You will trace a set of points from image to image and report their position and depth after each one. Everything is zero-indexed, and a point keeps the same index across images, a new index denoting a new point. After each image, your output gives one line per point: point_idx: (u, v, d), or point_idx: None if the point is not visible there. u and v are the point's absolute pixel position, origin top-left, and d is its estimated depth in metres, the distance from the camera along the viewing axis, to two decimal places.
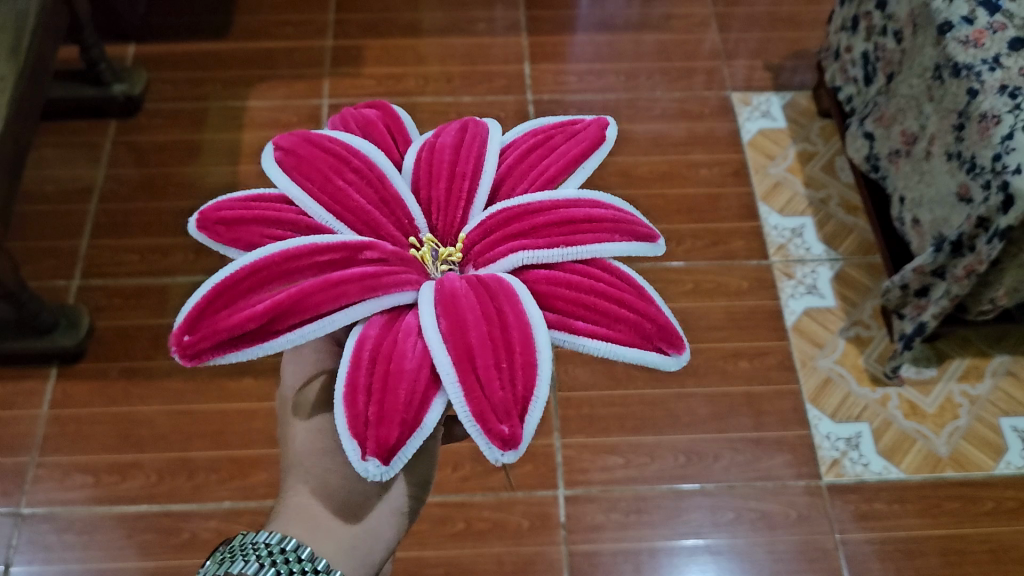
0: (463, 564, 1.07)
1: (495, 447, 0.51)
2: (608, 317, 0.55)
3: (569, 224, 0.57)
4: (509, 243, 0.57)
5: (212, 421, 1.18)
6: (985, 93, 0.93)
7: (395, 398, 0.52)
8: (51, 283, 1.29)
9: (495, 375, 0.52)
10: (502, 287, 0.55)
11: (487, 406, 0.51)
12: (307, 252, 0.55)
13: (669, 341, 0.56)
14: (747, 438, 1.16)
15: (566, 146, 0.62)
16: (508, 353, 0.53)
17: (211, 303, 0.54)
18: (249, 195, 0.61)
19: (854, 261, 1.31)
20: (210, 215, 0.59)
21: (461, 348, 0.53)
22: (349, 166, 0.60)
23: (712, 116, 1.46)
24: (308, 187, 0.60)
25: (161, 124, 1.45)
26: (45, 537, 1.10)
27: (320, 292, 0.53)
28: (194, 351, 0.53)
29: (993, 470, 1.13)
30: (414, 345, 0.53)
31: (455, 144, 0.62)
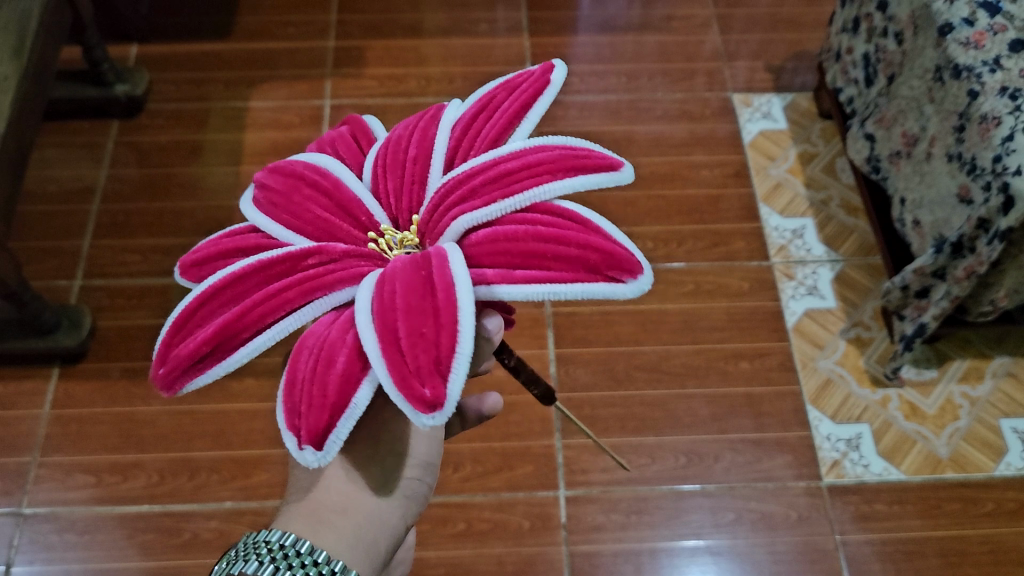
0: (464, 565, 1.07)
1: (416, 411, 0.49)
2: (551, 258, 0.53)
3: (505, 176, 0.56)
4: (448, 211, 0.56)
5: (213, 421, 1.18)
6: (986, 94, 0.93)
7: (324, 386, 0.52)
8: (53, 283, 1.29)
9: (415, 340, 0.51)
10: (433, 258, 0.53)
11: (406, 371, 0.50)
12: (253, 269, 0.55)
13: (621, 266, 0.53)
14: (747, 439, 1.16)
15: (507, 104, 0.62)
16: (431, 319, 0.51)
17: (175, 335, 0.55)
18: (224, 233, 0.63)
19: (854, 262, 1.31)
20: (186, 259, 0.61)
21: (383, 321, 0.51)
22: (305, 182, 0.61)
23: (712, 117, 1.47)
24: (270, 212, 0.61)
25: (163, 124, 1.45)
26: (47, 536, 1.10)
27: (262, 304, 0.54)
28: (169, 381, 0.54)
29: (993, 472, 1.13)
30: (347, 333, 0.53)
31: (408, 134, 0.62)
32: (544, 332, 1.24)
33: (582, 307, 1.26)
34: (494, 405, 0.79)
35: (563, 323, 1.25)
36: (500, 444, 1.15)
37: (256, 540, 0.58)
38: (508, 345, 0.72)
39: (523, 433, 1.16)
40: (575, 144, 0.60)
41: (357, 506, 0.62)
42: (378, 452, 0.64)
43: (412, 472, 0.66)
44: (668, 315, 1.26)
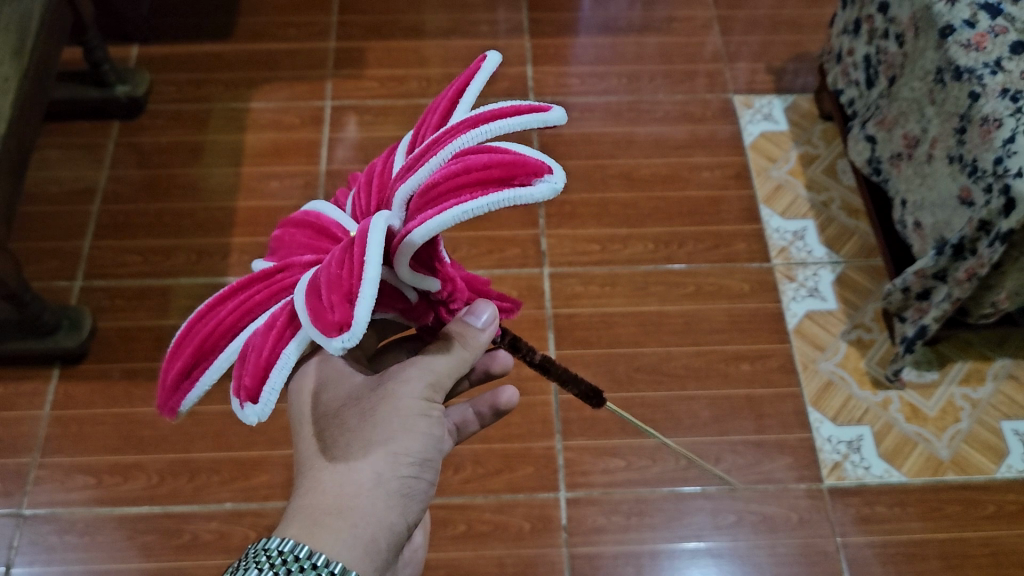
0: (464, 566, 1.07)
1: (329, 337, 0.51)
2: (463, 187, 0.54)
3: (432, 147, 0.58)
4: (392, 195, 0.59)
5: (214, 422, 1.18)
6: (986, 96, 0.93)
7: (258, 350, 0.55)
8: (54, 284, 1.29)
9: (330, 281, 0.53)
10: (361, 224, 0.57)
11: (318, 305, 0.52)
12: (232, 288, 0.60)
13: (529, 173, 0.54)
14: (748, 441, 1.16)
15: (439, 101, 0.64)
16: (347, 262, 0.54)
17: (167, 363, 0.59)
18: None
19: (855, 265, 1.31)
20: None
21: (311, 280, 0.55)
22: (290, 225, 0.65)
23: (713, 119, 1.47)
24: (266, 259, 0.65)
25: (164, 125, 1.45)
26: (47, 537, 1.10)
27: (234, 312, 0.58)
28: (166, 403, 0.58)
29: (993, 474, 1.13)
30: (288, 305, 0.57)
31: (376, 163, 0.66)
32: (545, 333, 1.24)
33: (583, 309, 1.26)
34: (509, 400, 0.84)
35: (563, 325, 1.24)
36: (500, 446, 1.15)
37: (256, 548, 0.58)
38: (525, 342, 0.72)
39: (523, 435, 1.15)
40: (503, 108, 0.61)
41: (354, 505, 0.62)
42: (376, 449, 0.64)
43: (411, 469, 0.65)
44: (668, 317, 1.26)
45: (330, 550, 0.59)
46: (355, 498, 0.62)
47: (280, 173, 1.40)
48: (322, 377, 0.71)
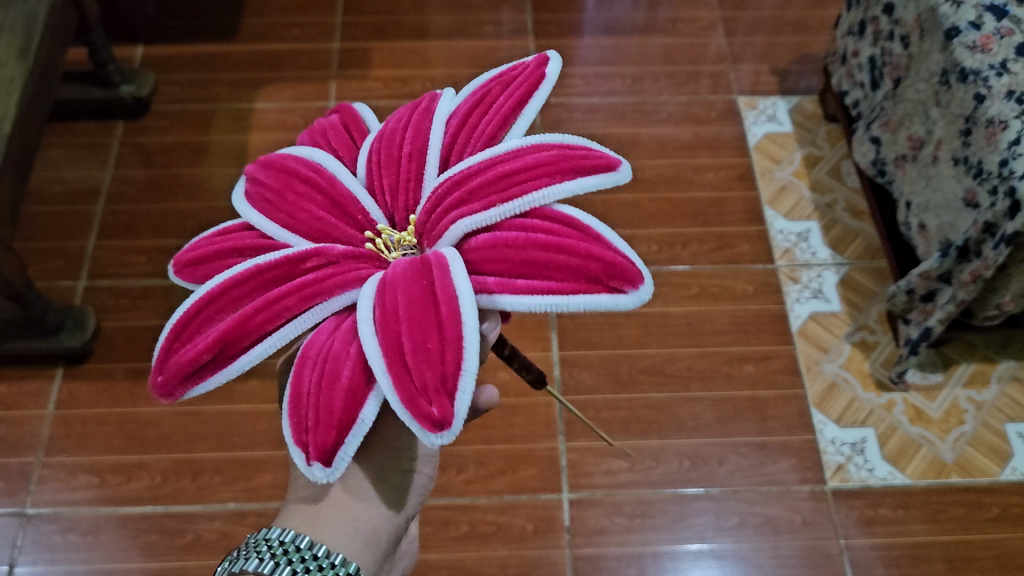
0: (468, 567, 1.07)
1: (426, 430, 0.50)
2: (556, 270, 0.53)
3: (508, 182, 0.56)
4: (450, 214, 0.56)
5: (217, 422, 1.18)
6: (992, 98, 0.92)
7: (329, 400, 0.53)
8: (58, 284, 1.30)
9: (423, 359, 0.51)
10: (433, 269, 0.54)
11: (414, 390, 0.51)
12: (249, 275, 0.56)
13: (624, 277, 0.53)
14: (752, 443, 1.16)
15: (503, 100, 0.62)
16: (435, 332, 0.52)
17: (173, 343, 0.56)
18: (220, 231, 0.63)
19: (859, 266, 1.31)
20: (182, 258, 0.61)
21: (388, 336, 0.52)
22: (300, 180, 0.62)
23: (717, 120, 1.46)
24: (266, 210, 0.61)
25: (168, 125, 1.46)
26: (51, 537, 1.10)
27: (262, 313, 0.54)
28: (168, 388, 0.55)
29: (998, 476, 1.13)
30: (351, 343, 0.54)
31: (400, 132, 0.63)
32: (547, 335, 1.24)
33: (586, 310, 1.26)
34: None
35: (566, 326, 1.24)
36: (503, 446, 1.15)
37: (255, 539, 0.58)
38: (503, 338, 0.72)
39: (526, 436, 1.15)
40: (573, 144, 0.59)
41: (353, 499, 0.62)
42: (378, 444, 0.64)
43: (411, 464, 0.65)
44: (672, 318, 1.25)
45: (330, 542, 0.59)
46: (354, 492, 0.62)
47: None
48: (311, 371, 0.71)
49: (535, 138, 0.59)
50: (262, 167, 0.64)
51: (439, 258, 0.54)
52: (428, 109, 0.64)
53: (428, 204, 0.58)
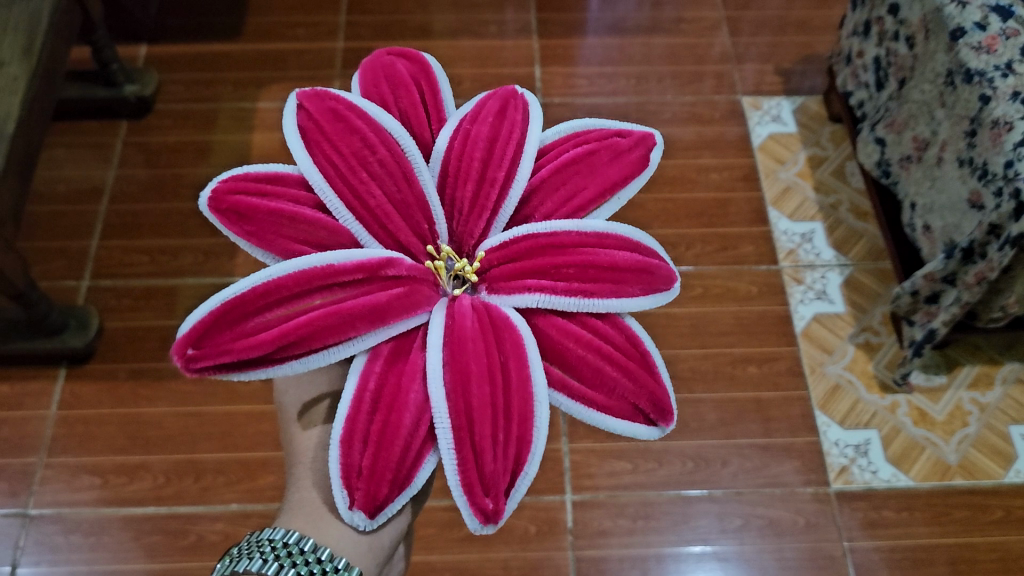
0: (470, 568, 1.07)
1: (477, 519, 0.55)
2: (613, 389, 0.59)
3: (591, 274, 0.60)
4: (530, 280, 0.59)
5: (220, 423, 1.18)
6: (998, 99, 0.92)
7: (389, 454, 0.55)
8: (61, 284, 1.30)
9: (489, 448, 0.55)
10: (510, 346, 0.57)
11: (476, 478, 0.55)
12: (320, 276, 0.56)
13: (664, 413, 0.60)
14: (755, 445, 1.15)
15: (606, 171, 0.65)
16: (502, 423, 0.56)
17: (218, 321, 0.55)
18: (269, 175, 0.63)
19: (864, 267, 1.30)
20: (226, 199, 0.61)
21: (458, 409, 0.55)
22: (373, 157, 0.62)
23: (722, 120, 1.46)
24: (330, 176, 0.61)
25: (171, 125, 1.46)
26: (53, 537, 1.10)
27: (334, 327, 0.55)
28: (198, 365, 0.54)
29: (1002, 479, 1.12)
30: (412, 392, 0.56)
31: (487, 144, 0.64)
32: None
33: None
34: None
35: None
36: None
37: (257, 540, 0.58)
38: None
39: None
40: (649, 245, 0.64)
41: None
42: None
43: None
44: (675, 319, 1.25)
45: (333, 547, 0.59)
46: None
47: None
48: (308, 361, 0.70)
49: (622, 230, 0.62)
50: (335, 120, 0.63)
51: (515, 329, 0.58)
52: (525, 134, 0.65)
53: (507, 251, 0.60)
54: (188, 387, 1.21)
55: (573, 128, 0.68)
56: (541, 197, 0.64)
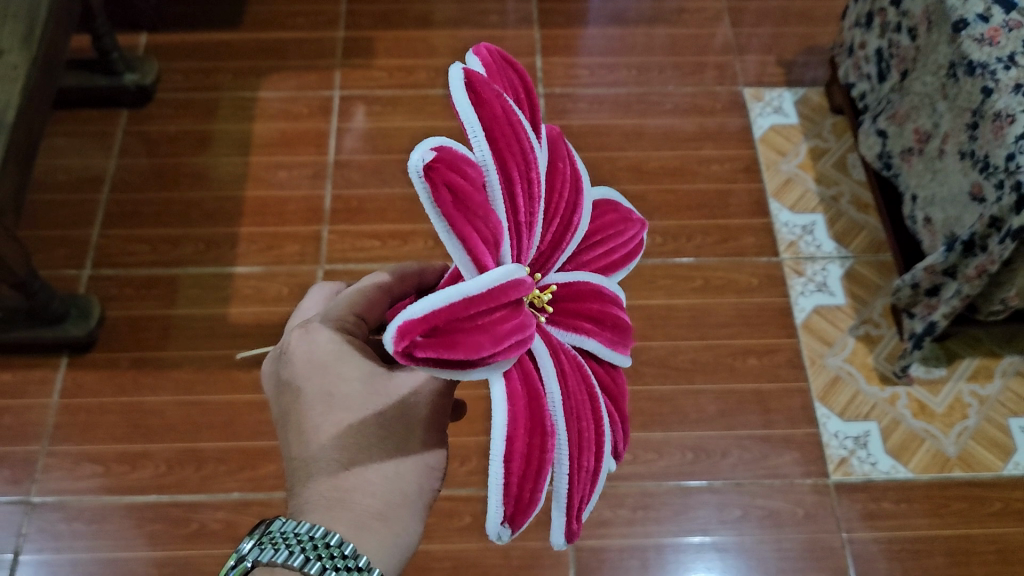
0: (471, 558, 1.08)
1: (563, 537, 0.52)
2: (618, 431, 0.56)
3: (623, 330, 0.55)
4: (583, 322, 0.52)
5: (221, 412, 1.19)
6: (1000, 91, 0.92)
7: (542, 480, 0.47)
8: (62, 273, 1.30)
9: (589, 471, 0.51)
10: (587, 374, 0.51)
11: (581, 502, 0.51)
12: (520, 283, 0.45)
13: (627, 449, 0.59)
14: (755, 435, 1.16)
15: (627, 245, 0.59)
16: (596, 445, 0.51)
17: (456, 309, 0.41)
18: (457, 147, 0.45)
19: (864, 259, 1.30)
20: (447, 172, 0.42)
21: (579, 435, 0.49)
22: (530, 174, 0.49)
23: (723, 111, 1.46)
24: (504, 180, 0.47)
25: (172, 114, 1.45)
26: (56, 525, 1.11)
27: (523, 338, 0.45)
28: (420, 356, 0.40)
29: (1001, 471, 1.13)
30: (551, 415, 0.47)
31: (565, 182, 0.54)
32: None
33: None
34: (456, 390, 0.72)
35: None
36: None
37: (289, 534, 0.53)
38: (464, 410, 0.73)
39: None
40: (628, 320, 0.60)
41: (397, 513, 0.59)
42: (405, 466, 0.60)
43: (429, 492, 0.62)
44: (675, 310, 1.25)
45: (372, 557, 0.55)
46: (397, 504, 0.59)
47: (289, 163, 1.41)
48: (338, 338, 0.64)
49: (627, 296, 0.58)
50: (507, 114, 0.48)
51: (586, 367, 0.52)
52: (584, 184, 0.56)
53: (572, 289, 0.52)
54: (190, 376, 1.21)
55: (602, 194, 0.61)
56: (585, 251, 0.55)
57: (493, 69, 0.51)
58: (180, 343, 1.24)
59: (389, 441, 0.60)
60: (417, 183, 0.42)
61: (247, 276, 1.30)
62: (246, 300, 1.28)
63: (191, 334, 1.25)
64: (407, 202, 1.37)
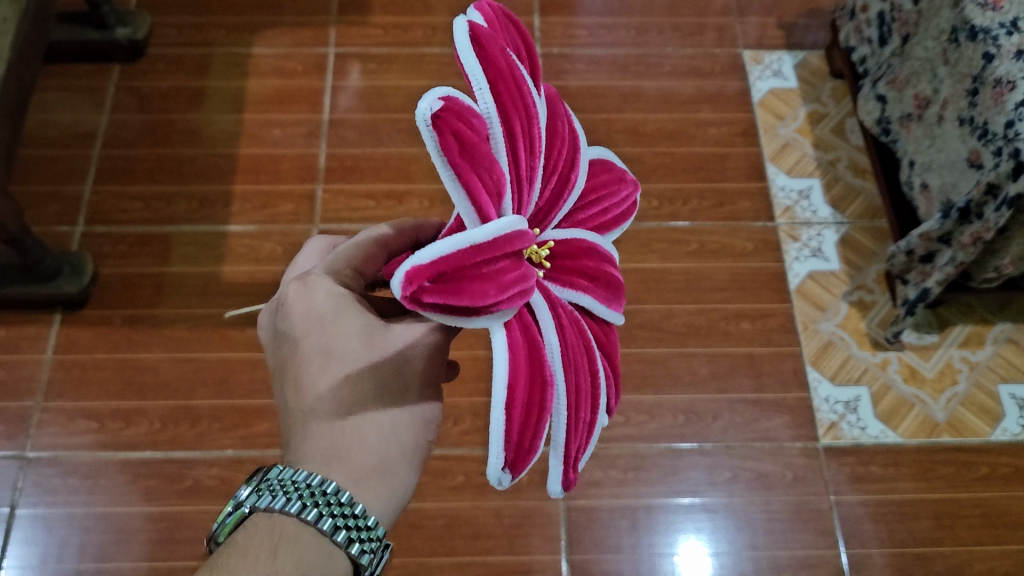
0: (463, 516, 1.09)
1: (561, 486, 0.53)
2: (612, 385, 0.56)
3: (617, 288, 0.55)
4: (580, 279, 0.52)
5: (215, 370, 1.19)
6: (1002, 57, 0.91)
7: (542, 425, 0.48)
8: (55, 229, 1.29)
9: (586, 421, 0.51)
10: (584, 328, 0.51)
11: (577, 451, 0.52)
12: (525, 233, 0.46)
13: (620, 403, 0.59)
14: (746, 399, 1.16)
15: (622, 204, 0.59)
16: (591, 395, 0.52)
17: (463, 256, 0.42)
18: (462, 95, 0.44)
19: (860, 225, 1.30)
20: (454, 120, 0.42)
21: (578, 385, 0.49)
22: (533, 128, 0.49)
23: (722, 74, 1.44)
24: (508, 133, 0.47)
25: (165, 69, 1.43)
26: (50, 480, 1.12)
27: (527, 286, 0.46)
28: (425, 301, 0.41)
29: (989, 436, 1.14)
30: (551, 363, 0.48)
31: (564, 140, 0.53)
32: None
33: None
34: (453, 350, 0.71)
35: None
36: None
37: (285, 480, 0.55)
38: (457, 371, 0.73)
39: None
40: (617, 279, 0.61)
41: (395, 466, 0.59)
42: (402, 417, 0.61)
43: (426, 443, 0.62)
44: (670, 274, 1.26)
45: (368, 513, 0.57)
46: (394, 457, 0.59)
47: (283, 122, 1.39)
48: (336, 291, 0.62)
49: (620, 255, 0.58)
50: (509, 67, 0.48)
51: (582, 322, 0.52)
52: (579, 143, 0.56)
53: (570, 245, 0.52)
54: (184, 334, 1.21)
55: (598, 153, 0.60)
56: (582, 209, 0.55)
57: (497, 23, 0.50)
58: (174, 302, 1.24)
59: (386, 397, 0.60)
60: (423, 134, 0.42)
61: (240, 235, 1.30)
62: (240, 259, 1.28)
63: (184, 292, 1.25)
64: (402, 162, 1.36)
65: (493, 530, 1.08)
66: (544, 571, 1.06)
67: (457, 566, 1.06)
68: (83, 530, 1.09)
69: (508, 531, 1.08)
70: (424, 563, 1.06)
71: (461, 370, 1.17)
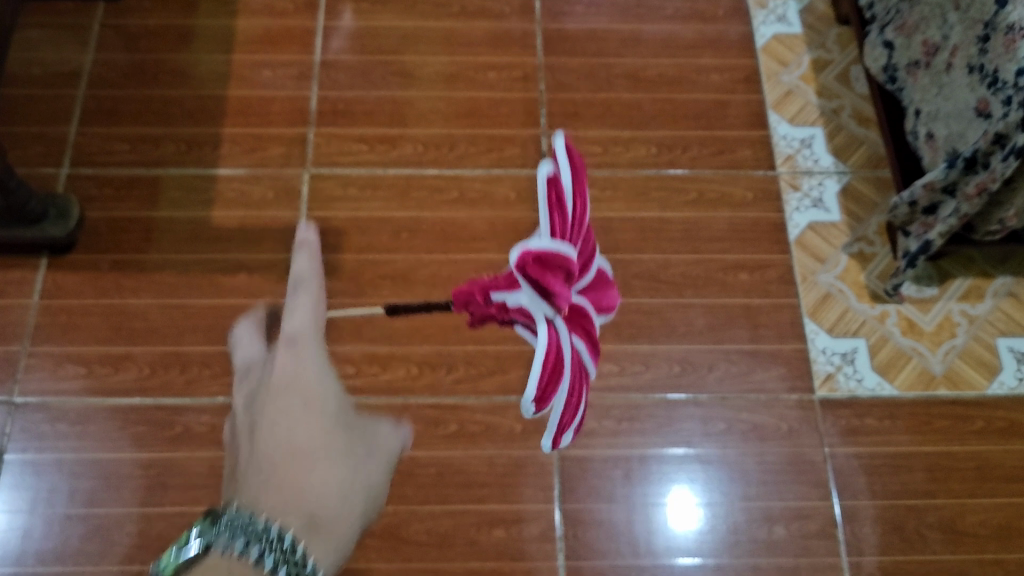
0: (455, 465, 1.08)
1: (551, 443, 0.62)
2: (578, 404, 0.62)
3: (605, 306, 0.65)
4: (584, 319, 0.61)
5: (205, 317, 1.17)
6: (1014, 3, 0.88)
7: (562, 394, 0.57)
8: (40, 171, 1.26)
9: (576, 403, 0.61)
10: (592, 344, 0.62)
11: (566, 421, 0.60)
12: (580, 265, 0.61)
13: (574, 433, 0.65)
14: (742, 350, 1.15)
15: (606, 295, 0.66)
16: (579, 393, 0.61)
17: (559, 255, 0.57)
18: (570, 154, 0.60)
19: (862, 175, 1.28)
20: (563, 186, 0.59)
21: (580, 374, 0.61)
22: (582, 224, 0.61)
23: (726, 18, 1.40)
24: (576, 214, 0.60)
25: (151, 6, 1.39)
26: (39, 425, 1.10)
27: (577, 318, 0.61)
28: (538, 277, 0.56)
29: (986, 390, 1.13)
30: (567, 352, 0.57)
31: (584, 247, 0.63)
32: None
33: None
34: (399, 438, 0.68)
35: None
36: (493, 347, 1.15)
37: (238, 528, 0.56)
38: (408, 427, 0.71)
39: (517, 337, 1.16)
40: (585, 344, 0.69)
41: (341, 523, 0.61)
42: (348, 493, 0.62)
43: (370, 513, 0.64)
44: (667, 223, 1.24)
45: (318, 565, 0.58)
46: (340, 508, 0.61)
47: (274, 63, 1.35)
48: (297, 335, 0.63)
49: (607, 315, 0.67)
50: (580, 176, 0.61)
51: (575, 352, 0.60)
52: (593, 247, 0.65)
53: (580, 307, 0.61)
54: (173, 280, 1.19)
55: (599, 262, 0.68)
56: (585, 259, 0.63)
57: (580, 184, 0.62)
58: (163, 247, 1.22)
59: (337, 455, 0.63)
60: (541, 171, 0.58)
61: (230, 179, 1.27)
62: (229, 204, 1.25)
63: (173, 237, 1.22)
64: (396, 106, 1.33)
65: (486, 479, 1.08)
66: (537, 520, 1.06)
67: (450, 514, 1.06)
68: (73, 476, 1.08)
69: (501, 480, 1.07)
70: (417, 511, 1.06)
71: (456, 319, 1.16)
